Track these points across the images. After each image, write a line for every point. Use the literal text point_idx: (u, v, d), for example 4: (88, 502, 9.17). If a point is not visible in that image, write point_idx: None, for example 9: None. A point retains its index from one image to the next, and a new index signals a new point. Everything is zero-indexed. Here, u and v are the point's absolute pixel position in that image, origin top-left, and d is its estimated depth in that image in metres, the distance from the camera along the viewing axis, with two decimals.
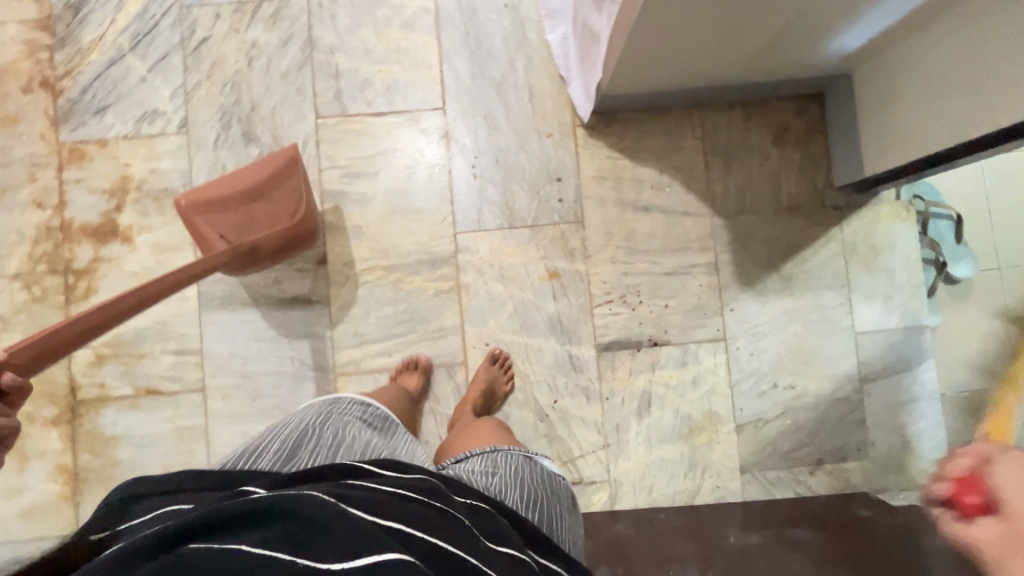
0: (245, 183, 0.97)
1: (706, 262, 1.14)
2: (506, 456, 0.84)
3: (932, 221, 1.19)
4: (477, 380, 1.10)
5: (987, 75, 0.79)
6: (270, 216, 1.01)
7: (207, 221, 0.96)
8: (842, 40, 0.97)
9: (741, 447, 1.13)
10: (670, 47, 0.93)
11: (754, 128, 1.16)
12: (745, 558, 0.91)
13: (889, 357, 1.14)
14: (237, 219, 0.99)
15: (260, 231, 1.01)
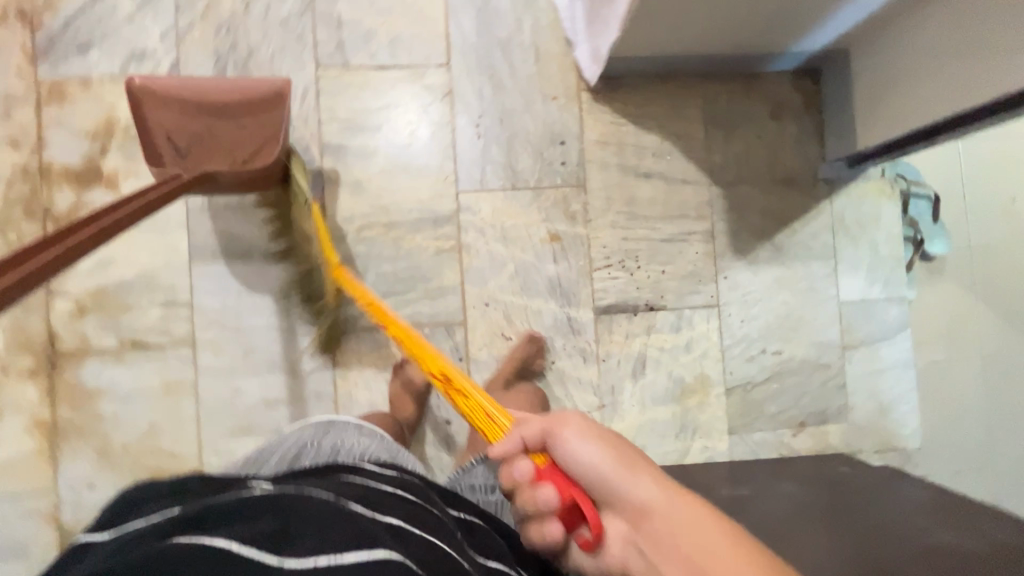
0: (214, 96, 0.94)
1: (703, 230, 1.17)
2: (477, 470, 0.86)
3: (913, 200, 1.26)
4: (512, 356, 1.11)
5: (989, 44, 0.80)
6: (231, 140, 0.98)
7: (155, 115, 0.92)
8: (848, 7, 0.99)
9: (730, 410, 1.17)
10: (684, 7, 0.93)
11: (753, 101, 1.18)
12: (737, 506, 0.96)
13: (869, 326, 1.20)
14: (191, 127, 0.95)
15: (212, 153, 0.98)
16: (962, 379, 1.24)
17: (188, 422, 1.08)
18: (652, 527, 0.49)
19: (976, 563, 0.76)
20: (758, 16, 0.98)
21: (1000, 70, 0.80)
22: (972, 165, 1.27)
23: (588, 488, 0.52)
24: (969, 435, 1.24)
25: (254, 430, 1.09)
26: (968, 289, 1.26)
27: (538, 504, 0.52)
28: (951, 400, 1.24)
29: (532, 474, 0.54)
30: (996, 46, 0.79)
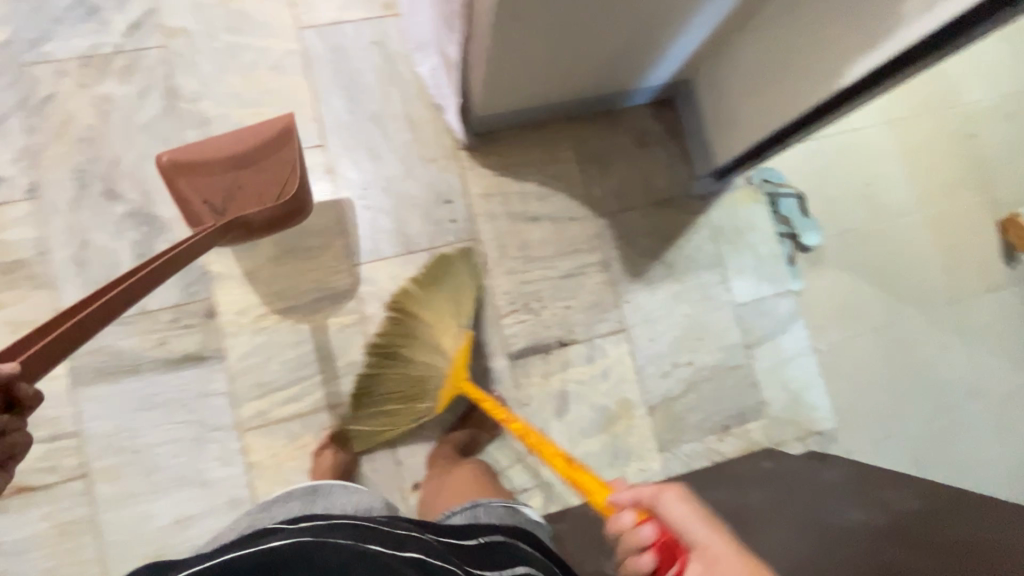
0: (231, 150, 1.00)
1: (597, 260, 1.22)
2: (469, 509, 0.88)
3: (782, 200, 1.37)
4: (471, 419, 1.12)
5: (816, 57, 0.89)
6: (258, 186, 1.02)
7: (190, 184, 0.99)
8: (682, 39, 1.07)
9: (656, 428, 1.20)
10: (532, 55, 0.97)
11: (620, 135, 1.27)
12: None
13: (766, 322, 1.28)
14: (222, 184, 1.01)
15: (244, 202, 1.01)
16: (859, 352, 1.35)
17: (90, 561, 0.99)
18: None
19: (887, 537, 0.77)
20: (606, 54, 1.04)
21: (823, 79, 0.89)
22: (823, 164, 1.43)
23: (683, 540, 0.56)
24: (871, 403, 1.34)
25: (167, 556, 1.01)
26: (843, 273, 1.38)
27: (634, 534, 0.57)
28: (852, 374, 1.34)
29: (635, 520, 0.59)
30: (806, 60, 0.91)
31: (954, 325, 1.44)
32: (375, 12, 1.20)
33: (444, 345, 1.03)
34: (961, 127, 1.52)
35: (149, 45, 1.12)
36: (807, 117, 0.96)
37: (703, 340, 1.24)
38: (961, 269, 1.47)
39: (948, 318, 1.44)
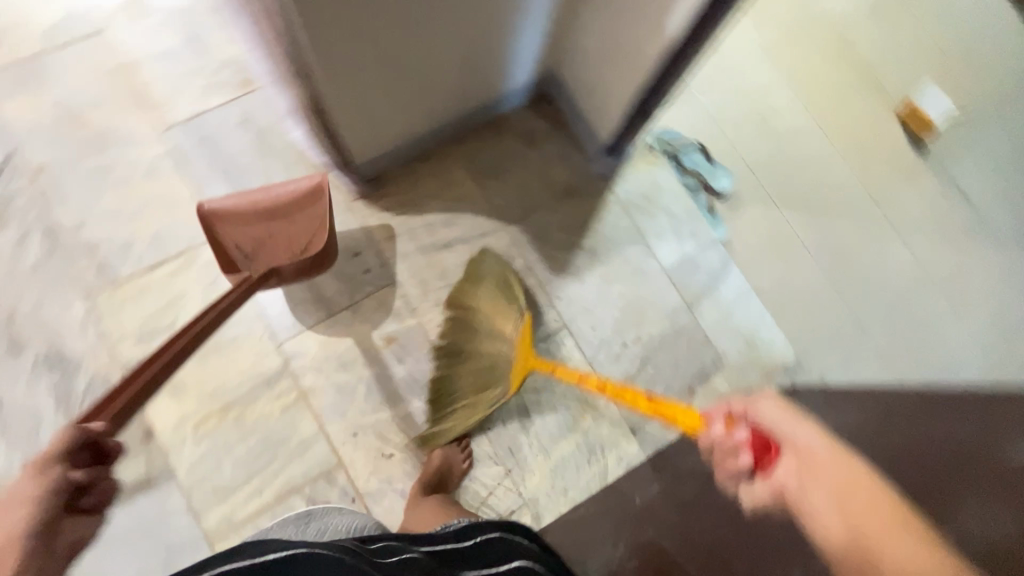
0: (267, 202, 1.01)
1: (519, 268, 1.22)
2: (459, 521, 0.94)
3: (683, 154, 1.39)
4: (433, 457, 1.09)
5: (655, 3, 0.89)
6: (288, 237, 1.03)
7: (226, 230, 1.01)
8: (524, 37, 1.07)
9: (623, 411, 1.19)
10: (381, 83, 0.96)
11: (508, 141, 1.28)
12: None
13: (700, 277, 1.29)
14: (255, 233, 1.02)
15: (274, 252, 1.02)
16: (795, 282, 1.39)
17: None
18: (816, 459, 0.57)
19: None
20: (457, 65, 1.03)
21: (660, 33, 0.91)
22: (713, 112, 1.46)
23: (775, 438, 0.62)
24: (822, 326, 1.38)
25: None
26: (761, 208, 1.42)
27: (730, 440, 0.63)
28: (794, 304, 1.37)
29: (725, 429, 0.66)
30: (644, 21, 0.93)
31: (881, 225, 1.47)
32: (231, 94, 1.19)
33: (507, 334, 1.08)
34: (836, 36, 1.55)
35: (17, 189, 1.12)
36: (663, 72, 0.96)
37: (644, 314, 1.24)
38: (873, 169, 1.50)
39: (874, 219, 1.47)
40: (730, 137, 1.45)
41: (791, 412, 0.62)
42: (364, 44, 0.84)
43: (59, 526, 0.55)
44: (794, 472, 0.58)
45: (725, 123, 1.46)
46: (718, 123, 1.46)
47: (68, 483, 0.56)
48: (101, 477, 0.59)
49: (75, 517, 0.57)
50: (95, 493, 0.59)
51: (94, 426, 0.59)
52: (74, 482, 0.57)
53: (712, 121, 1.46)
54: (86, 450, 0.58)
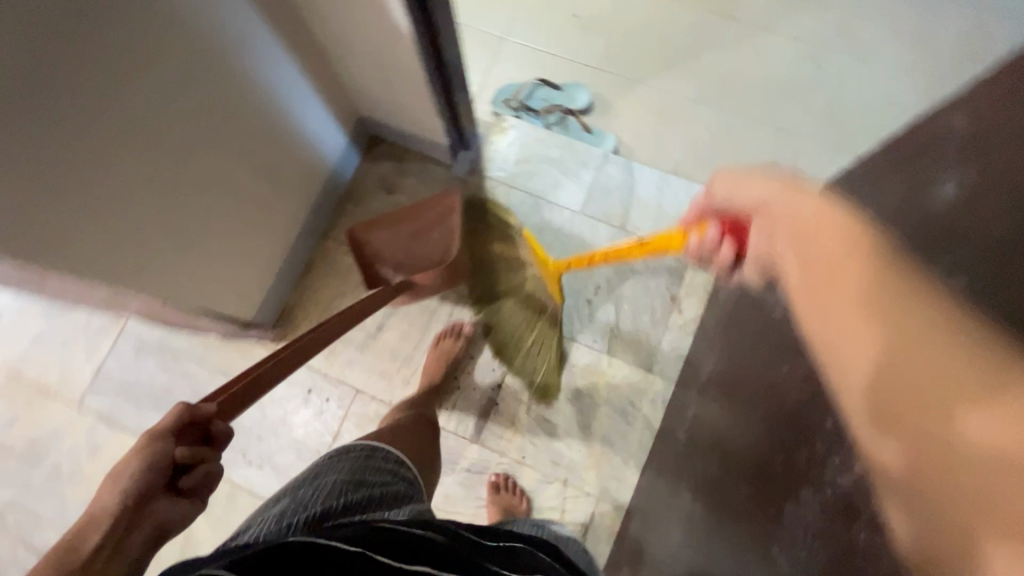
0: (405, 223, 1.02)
1: (454, 301, 1.19)
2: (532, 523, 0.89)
3: (531, 100, 1.36)
4: (493, 516, 1.07)
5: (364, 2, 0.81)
6: (419, 256, 1.03)
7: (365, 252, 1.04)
8: (302, 108, 1.01)
9: (628, 359, 1.15)
10: (202, 241, 0.90)
11: (370, 203, 1.25)
12: (692, 444, 0.91)
13: (613, 196, 1.25)
14: (392, 253, 1.04)
15: (410, 266, 1.03)
16: (699, 140, 1.35)
17: None
18: (777, 216, 0.54)
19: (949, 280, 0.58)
20: (257, 172, 0.97)
21: (399, 34, 0.85)
22: (530, 50, 1.43)
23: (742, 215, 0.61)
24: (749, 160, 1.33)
25: None
26: (627, 99, 1.38)
27: (706, 241, 0.64)
28: (710, 159, 1.34)
29: (700, 235, 0.65)
30: (377, 32, 0.87)
31: (742, 34, 1.42)
32: (114, 329, 1.17)
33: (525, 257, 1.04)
34: None
35: None
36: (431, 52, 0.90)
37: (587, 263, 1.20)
38: None
39: (730, 35, 1.42)
40: (557, 60, 1.42)
41: (745, 176, 0.58)
42: (149, 225, 0.78)
43: (154, 501, 0.56)
44: (767, 235, 0.56)
45: (546, 52, 1.43)
46: (540, 56, 1.43)
47: (173, 463, 0.58)
48: (203, 461, 0.59)
49: (168, 497, 0.57)
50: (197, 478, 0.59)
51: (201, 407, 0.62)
52: (177, 462, 0.58)
53: (533, 58, 1.43)
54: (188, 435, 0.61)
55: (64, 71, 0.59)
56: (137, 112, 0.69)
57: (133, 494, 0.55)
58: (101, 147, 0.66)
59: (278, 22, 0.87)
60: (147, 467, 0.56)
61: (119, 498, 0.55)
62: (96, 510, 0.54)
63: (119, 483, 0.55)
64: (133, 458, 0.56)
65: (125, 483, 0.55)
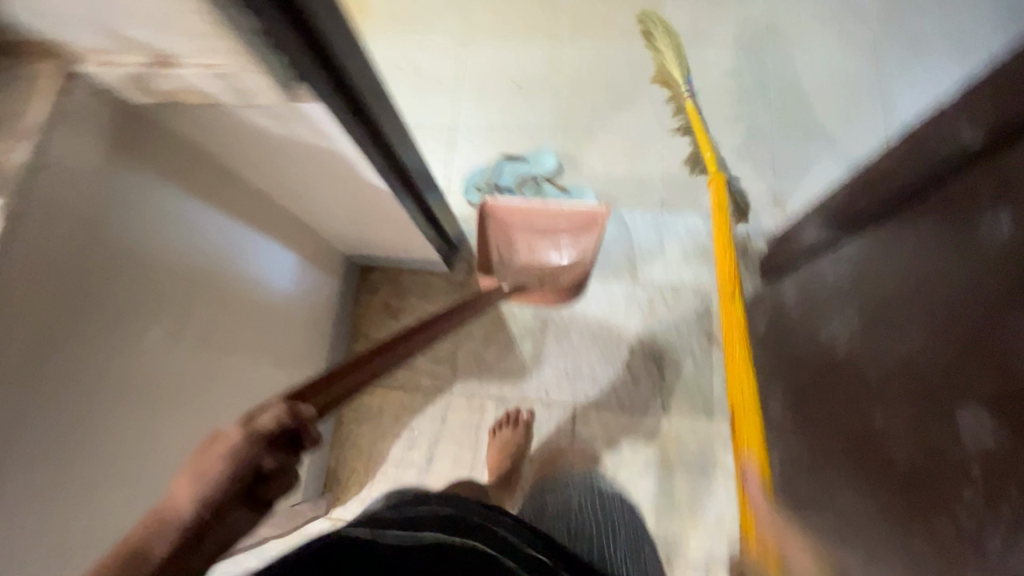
0: (544, 220, 1.11)
1: (497, 407, 1.15)
2: (561, 485, 1.03)
3: (500, 179, 1.35)
4: None
5: (331, 172, 0.77)
6: (543, 256, 1.16)
7: (498, 226, 1.12)
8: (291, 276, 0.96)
9: (686, 411, 1.12)
10: None
11: (380, 334, 1.21)
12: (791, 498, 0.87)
13: (614, 252, 1.22)
14: (518, 241, 1.14)
15: (528, 261, 1.16)
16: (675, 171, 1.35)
17: None
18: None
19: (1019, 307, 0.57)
20: (267, 360, 0.92)
21: (378, 192, 0.83)
22: (485, 133, 1.43)
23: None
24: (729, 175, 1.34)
25: None
26: (592, 152, 1.39)
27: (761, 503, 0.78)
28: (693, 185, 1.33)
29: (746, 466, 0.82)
30: (351, 194, 0.85)
31: (679, 53, 1.43)
32: None
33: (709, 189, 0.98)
34: None
35: None
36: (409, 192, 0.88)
37: (613, 328, 1.18)
38: (628, 25, 1.47)
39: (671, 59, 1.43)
40: (514, 134, 1.42)
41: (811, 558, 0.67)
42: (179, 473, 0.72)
43: (232, 513, 0.38)
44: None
45: (501, 129, 1.43)
46: (496, 135, 1.43)
47: (260, 470, 0.40)
48: (288, 471, 0.42)
49: (239, 510, 0.39)
50: (281, 489, 0.42)
51: (301, 407, 0.46)
52: (260, 470, 0.40)
53: (490, 139, 1.43)
54: (286, 437, 0.43)
55: (68, 384, 0.54)
56: (145, 373, 0.65)
57: (217, 501, 0.37)
58: (115, 428, 0.61)
59: (256, 215, 0.83)
60: (232, 475, 0.38)
61: (201, 503, 0.37)
62: (169, 520, 0.36)
63: (202, 488, 0.37)
64: (222, 459, 0.38)
65: (211, 484, 0.37)
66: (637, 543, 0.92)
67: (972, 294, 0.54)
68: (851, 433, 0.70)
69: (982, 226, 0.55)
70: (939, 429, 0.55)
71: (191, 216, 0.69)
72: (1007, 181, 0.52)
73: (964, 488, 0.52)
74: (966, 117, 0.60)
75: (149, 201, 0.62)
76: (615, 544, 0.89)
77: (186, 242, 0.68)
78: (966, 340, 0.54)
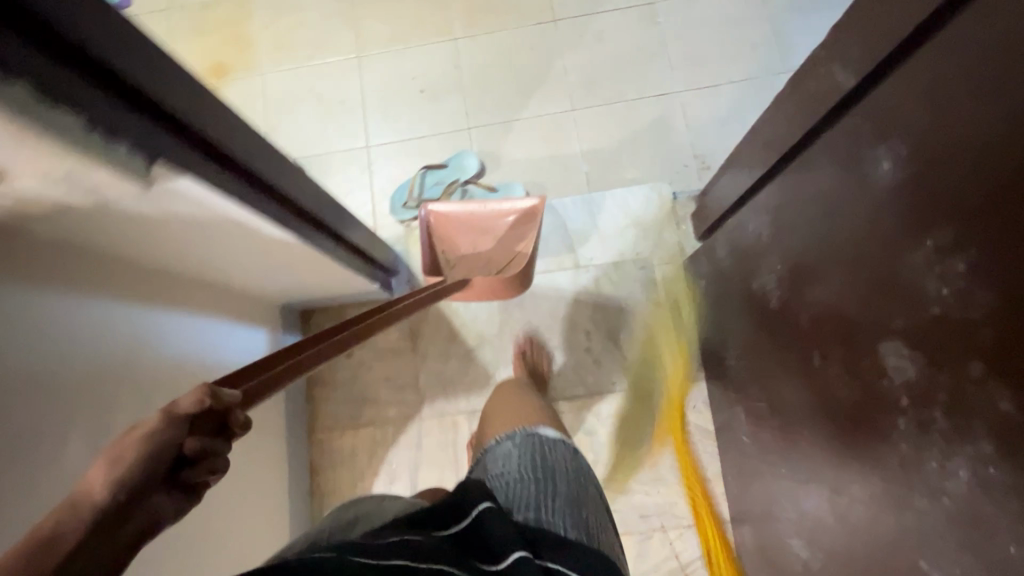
0: (484, 220, 1.13)
1: (469, 420, 1.14)
2: (496, 453, 0.84)
3: (425, 192, 1.33)
4: None
5: (235, 239, 0.73)
6: (490, 255, 1.19)
7: (441, 234, 1.15)
8: (223, 343, 0.91)
9: (651, 381, 1.14)
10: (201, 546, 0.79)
11: (336, 374, 1.17)
12: (760, 446, 0.90)
13: (552, 241, 1.22)
14: (463, 247, 1.17)
15: (474, 263, 1.19)
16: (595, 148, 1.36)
17: None
18: None
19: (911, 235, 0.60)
20: None
21: (289, 243, 0.79)
22: (401, 147, 1.40)
23: None
24: (648, 140, 1.35)
25: None
26: (512, 145, 1.38)
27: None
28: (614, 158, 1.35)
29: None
30: (262, 251, 0.81)
31: (577, 29, 1.43)
32: None
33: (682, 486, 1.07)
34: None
35: None
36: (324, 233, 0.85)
37: (567, 316, 1.18)
38: (522, 9, 1.45)
39: (570, 37, 1.43)
40: (431, 142, 1.40)
41: None
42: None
43: (152, 496, 0.31)
44: None
45: (416, 140, 1.40)
46: (413, 146, 1.40)
47: (178, 454, 0.32)
48: (221, 457, 0.35)
49: (166, 495, 0.32)
50: (206, 473, 0.34)
51: (229, 392, 0.36)
52: (186, 454, 0.33)
53: (408, 151, 1.40)
54: (213, 422, 0.35)
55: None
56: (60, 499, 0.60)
57: (137, 482, 0.31)
58: None
59: (173, 292, 0.79)
60: (151, 459, 0.31)
61: (120, 486, 0.30)
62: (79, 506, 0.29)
63: (119, 470, 0.30)
64: (137, 445, 0.31)
65: (130, 466, 0.31)
66: (579, 497, 0.75)
67: (862, 231, 0.56)
68: (803, 374, 0.72)
69: (863, 168, 0.55)
70: (869, 366, 0.57)
71: (95, 313, 0.65)
72: (876, 117, 0.53)
73: (895, 419, 0.54)
74: (834, 52, 0.60)
75: (46, 314, 0.58)
76: (556, 499, 0.72)
77: (95, 342, 0.65)
78: (868, 275, 0.55)
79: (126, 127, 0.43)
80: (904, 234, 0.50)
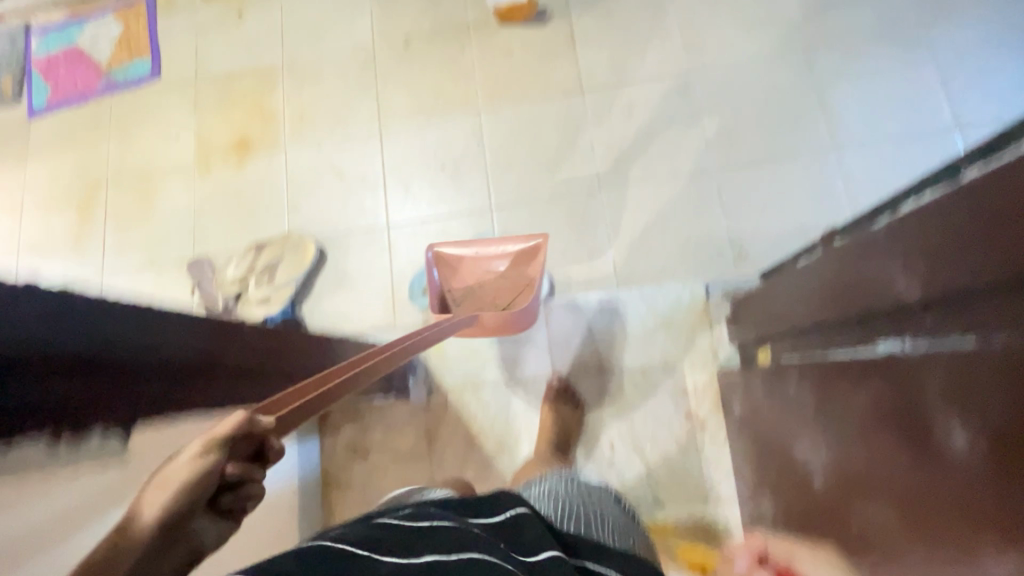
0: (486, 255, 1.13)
1: None
2: (538, 484, 0.82)
3: None
4: None
5: None
6: (495, 290, 1.15)
7: (444, 272, 1.16)
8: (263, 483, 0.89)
9: (678, 498, 1.06)
10: None
11: (352, 476, 1.15)
12: None
13: (576, 341, 1.17)
14: (466, 284, 1.15)
15: (478, 300, 1.15)
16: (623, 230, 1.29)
17: None
18: None
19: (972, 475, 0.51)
20: None
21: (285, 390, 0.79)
22: (420, 227, 1.36)
23: None
24: (680, 222, 1.27)
25: None
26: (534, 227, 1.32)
27: None
28: (643, 243, 1.27)
29: None
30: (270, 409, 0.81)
31: (606, 101, 1.36)
32: None
33: None
34: (403, 66, 1.46)
35: None
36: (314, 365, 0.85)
37: (590, 423, 1.12)
38: (548, 80, 1.39)
39: (598, 110, 1.36)
40: (451, 223, 1.35)
41: None
42: None
43: (197, 523, 0.33)
44: None
45: (436, 220, 1.36)
46: (433, 226, 1.36)
47: (221, 480, 0.35)
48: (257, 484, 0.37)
49: (210, 520, 0.34)
50: (242, 499, 0.36)
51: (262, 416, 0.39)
52: (224, 478, 0.35)
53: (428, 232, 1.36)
54: (247, 445, 0.37)
55: None
56: None
57: (177, 510, 0.32)
58: None
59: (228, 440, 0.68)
60: (195, 480, 0.33)
61: (164, 514, 0.32)
62: (125, 532, 0.30)
63: (164, 498, 0.32)
64: (180, 473, 0.33)
65: (173, 489, 0.32)
66: (626, 528, 0.72)
67: (931, 489, 0.47)
68: None
69: (937, 424, 0.46)
70: None
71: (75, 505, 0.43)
72: (958, 365, 0.44)
73: None
74: (902, 252, 0.52)
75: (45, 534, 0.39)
76: (607, 524, 0.70)
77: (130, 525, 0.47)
78: (936, 549, 0.46)
79: (90, 401, 0.42)
80: (989, 534, 0.41)
